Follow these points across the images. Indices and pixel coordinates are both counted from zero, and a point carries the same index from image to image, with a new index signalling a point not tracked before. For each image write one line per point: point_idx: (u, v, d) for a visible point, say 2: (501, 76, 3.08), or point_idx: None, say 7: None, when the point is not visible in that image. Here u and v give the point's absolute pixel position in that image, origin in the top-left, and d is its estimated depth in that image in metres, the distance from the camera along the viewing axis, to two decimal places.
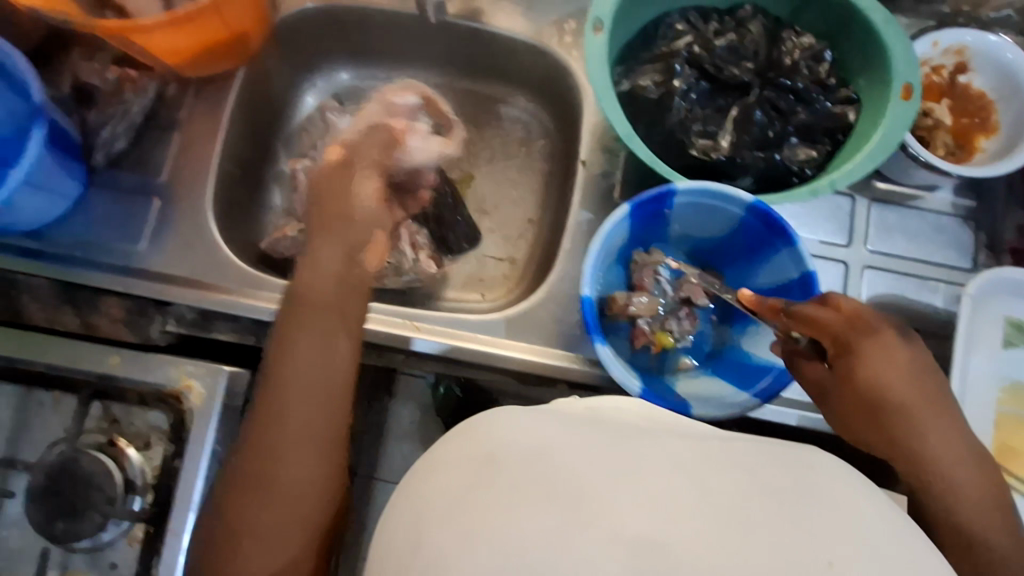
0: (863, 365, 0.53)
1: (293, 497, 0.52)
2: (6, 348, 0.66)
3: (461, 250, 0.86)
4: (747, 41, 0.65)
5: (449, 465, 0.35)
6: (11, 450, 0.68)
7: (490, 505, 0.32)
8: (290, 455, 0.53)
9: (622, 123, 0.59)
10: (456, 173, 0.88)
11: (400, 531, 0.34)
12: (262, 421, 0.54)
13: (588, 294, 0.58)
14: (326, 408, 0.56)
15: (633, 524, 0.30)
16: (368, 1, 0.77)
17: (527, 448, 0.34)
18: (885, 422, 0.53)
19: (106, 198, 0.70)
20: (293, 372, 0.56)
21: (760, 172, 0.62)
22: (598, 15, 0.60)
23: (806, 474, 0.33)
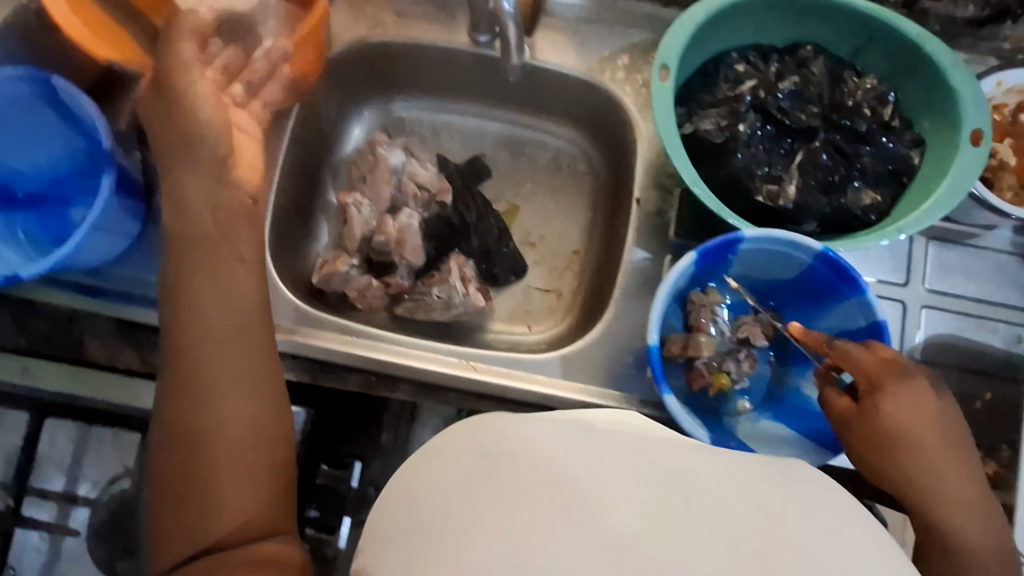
0: (887, 403, 0.54)
1: (231, 465, 0.47)
2: (68, 386, 0.69)
3: (508, 282, 0.85)
4: (811, 82, 0.64)
5: (452, 457, 0.35)
6: (74, 484, 0.72)
7: (479, 504, 0.32)
8: (218, 426, 0.48)
9: (688, 170, 0.59)
10: (501, 205, 0.87)
11: (397, 518, 0.34)
12: (178, 374, 0.49)
13: (655, 342, 0.58)
14: (242, 341, 0.51)
15: (636, 537, 0.31)
16: (419, 36, 0.76)
17: (523, 448, 0.35)
18: (896, 453, 0.54)
19: (164, 235, 0.71)
20: (195, 313, 0.51)
21: (825, 217, 0.62)
22: (664, 61, 0.59)
23: (792, 489, 0.35)
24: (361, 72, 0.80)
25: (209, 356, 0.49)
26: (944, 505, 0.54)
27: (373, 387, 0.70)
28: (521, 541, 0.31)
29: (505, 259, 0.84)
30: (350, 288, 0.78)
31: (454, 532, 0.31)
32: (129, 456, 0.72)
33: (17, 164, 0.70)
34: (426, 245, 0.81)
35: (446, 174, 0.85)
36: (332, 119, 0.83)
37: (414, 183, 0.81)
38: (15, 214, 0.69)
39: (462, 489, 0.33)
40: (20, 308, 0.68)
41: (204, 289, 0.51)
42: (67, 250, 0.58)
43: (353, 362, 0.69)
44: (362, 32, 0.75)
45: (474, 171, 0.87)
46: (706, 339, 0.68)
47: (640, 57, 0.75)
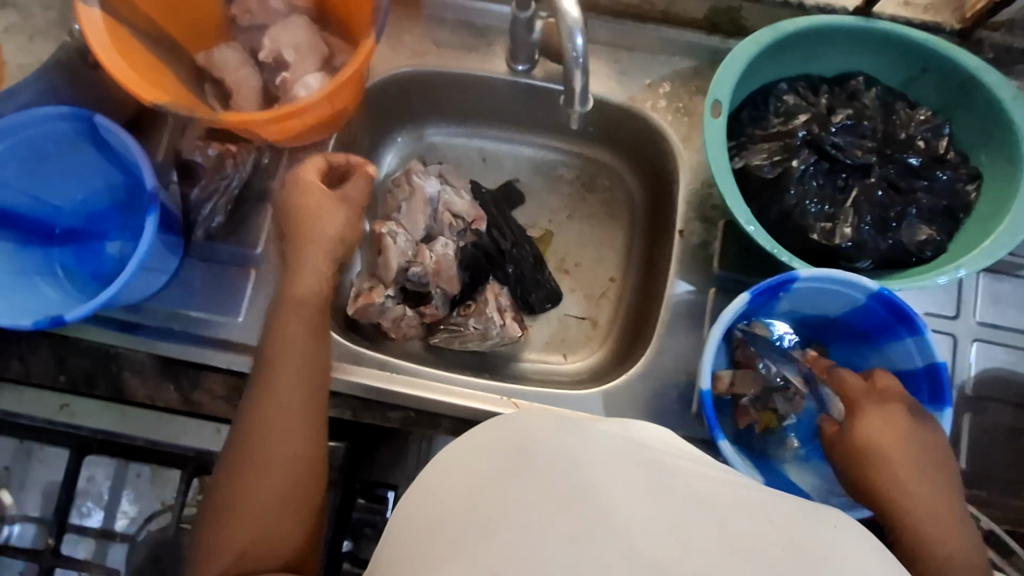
0: (867, 420, 0.56)
1: (262, 504, 0.54)
2: (110, 424, 0.69)
3: (543, 309, 0.82)
4: (864, 114, 0.63)
5: (476, 454, 0.38)
6: (113, 521, 0.72)
7: (511, 496, 0.35)
8: (260, 468, 0.55)
9: (742, 209, 0.58)
10: (535, 232, 0.85)
11: (420, 508, 0.37)
12: (253, 405, 0.56)
13: (707, 386, 0.57)
14: (309, 391, 0.57)
15: (643, 544, 0.32)
16: (457, 65, 0.75)
17: (559, 455, 0.37)
18: (869, 468, 0.55)
19: (202, 270, 0.70)
20: (280, 356, 0.57)
21: (881, 254, 0.61)
22: (716, 97, 0.59)
23: (825, 531, 0.36)
24: (397, 101, 0.80)
25: (267, 404, 0.56)
26: (910, 516, 0.54)
27: (412, 423, 0.69)
28: (528, 537, 0.33)
29: (541, 286, 0.81)
30: (387, 317, 0.75)
31: (470, 527, 0.34)
32: (167, 491, 0.71)
33: (55, 199, 0.69)
34: (461, 269, 0.79)
35: (481, 202, 0.83)
36: (367, 148, 0.82)
37: (449, 213, 0.80)
38: (53, 249, 0.68)
39: (481, 482, 0.36)
40: (60, 345, 0.67)
41: (283, 342, 0.58)
42: (113, 290, 0.58)
43: (395, 399, 0.68)
44: (399, 62, 0.75)
45: (508, 195, 0.85)
46: (753, 375, 0.67)
47: (681, 85, 0.74)
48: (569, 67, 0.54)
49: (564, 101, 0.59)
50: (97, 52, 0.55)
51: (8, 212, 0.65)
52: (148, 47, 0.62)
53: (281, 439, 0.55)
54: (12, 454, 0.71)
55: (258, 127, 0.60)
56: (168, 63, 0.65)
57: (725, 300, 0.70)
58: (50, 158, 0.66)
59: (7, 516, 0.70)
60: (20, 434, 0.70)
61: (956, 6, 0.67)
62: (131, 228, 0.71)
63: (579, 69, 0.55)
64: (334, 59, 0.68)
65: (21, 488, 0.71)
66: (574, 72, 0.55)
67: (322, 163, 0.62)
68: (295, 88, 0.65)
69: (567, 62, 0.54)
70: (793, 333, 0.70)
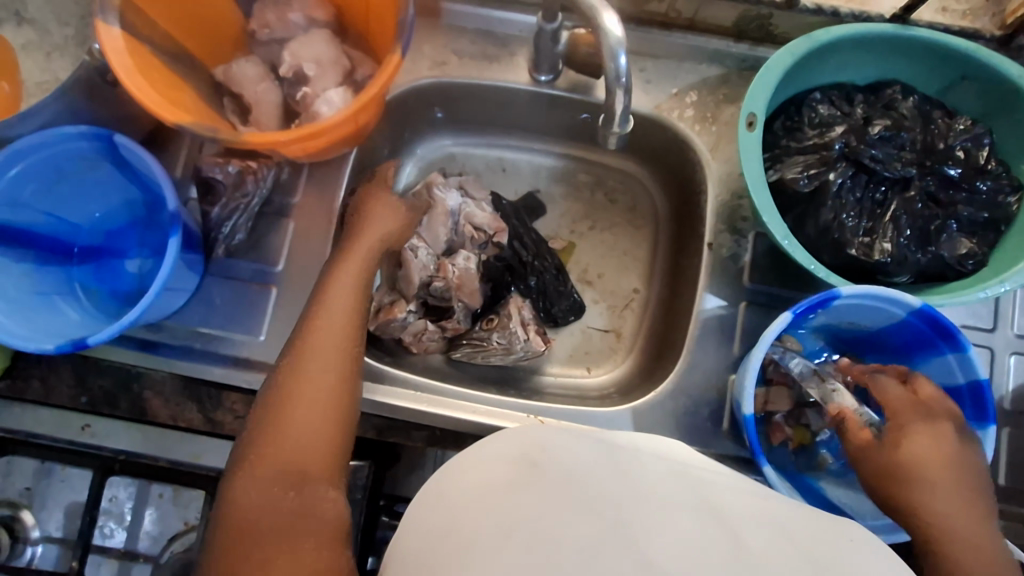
0: (906, 440, 0.53)
1: (300, 448, 0.52)
2: (131, 444, 0.68)
3: (567, 322, 0.80)
4: (903, 124, 0.61)
5: (495, 461, 0.41)
6: (137, 540, 0.71)
7: (523, 501, 0.38)
8: (300, 414, 0.53)
9: (779, 224, 0.56)
10: (557, 243, 0.83)
11: (437, 510, 0.40)
12: (297, 335, 0.58)
13: (750, 412, 0.60)
14: (347, 324, 0.59)
15: (656, 554, 0.35)
16: (478, 75, 0.74)
17: (568, 462, 0.41)
18: (904, 486, 0.51)
19: (223, 287, 0.69)
20: (325, 293, 0.60)
21: (919, 268, 0.59)
22: (750, 110, 0.58)
23: (828, 539, 0.39)
24: (416, 111, 0.78)
25: (312, 357, 0.56)
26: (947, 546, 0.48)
27: (438, 441, 0.68)
28: (546, 540, 0.36)
29: (564, 298, 0.79)
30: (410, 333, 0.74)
31: (489, 533, 0.36)
32: (190, 511, 0.72)
33: (73, 216, 0.68)
34: (482, 283, 0.78)
35: (501, 213, 0.81)
36: (387, 160, 0.81)
37: (470, 225, 0.78)
38: (72, 267, 0.67)
39: (500, 488, 0.39)
40: (80, 366, 0.66)
41: (330, 307, 0.59)
42: (137, 313, 0.57)
43: (422, 419, 0.67)
44: (419, 72, 0.73)
45: (530, 206, 0.84)
46: (788, 392, 0.65)
47: (708, 94, 0.72)
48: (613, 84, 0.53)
49: (604, 122, 0.58)
50: (119, 73, 0.54)
51: (27, 232, 0.63)
52: (168, 64, 0.61)
53: (324, 389, 0.55)
54: (34, 474, 0.70)
55: (281, 146, 0.59)
56: (186, 79, 0.63)
57: (755, 314, 0.68)
58: (69, 177, 0.65)
59: (30, 537, 0.70)
60: (40, 455, 0.69)
61: (996, 11, 0.66)
62: (150, 245, 0.70)
63: (621, 88, 0.54)
64: (355, 72, 0.67)
65: (44, 508, 0.70)
66: (615, 91, 0.54)
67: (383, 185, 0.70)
68: (317, 103, 0.63)
69: (609, 81, 0.54)
70: (827, 347, 0.68)
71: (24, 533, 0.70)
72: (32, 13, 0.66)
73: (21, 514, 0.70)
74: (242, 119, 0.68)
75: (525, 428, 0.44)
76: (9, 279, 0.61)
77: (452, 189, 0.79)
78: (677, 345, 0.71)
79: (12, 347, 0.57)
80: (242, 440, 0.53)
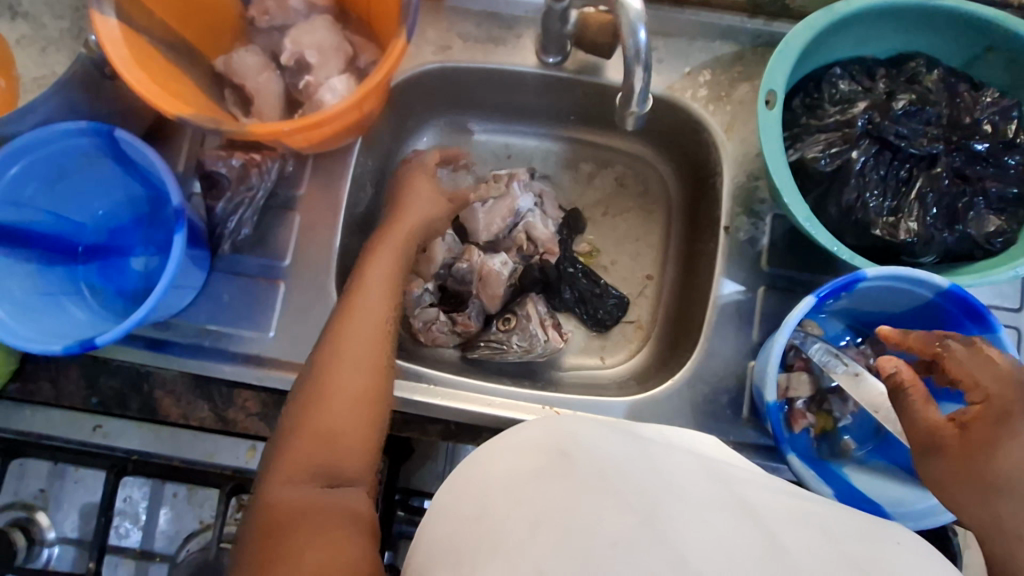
0: (1004, 445, 0.44)
1: (335, 444, 0.52)
2: (143, 444, 0.68)
3: (613, 321, 0.78)
4: (928, 98, 0.59)
5: (522, 454, 0.40)
6: (151, 540, 0.71)
7: (549, 490, 0.37)
8: (332, 416, 0.53)
9: (800, 205, 0.55)
10: (581, 246, 0.81)
11: (461, 506, 0.39)
12: (332, 335, 0.57)
13: (773, 400, 0.58)
14: (379, 327, 0.58)
15: (691, 554, 0.33)
16: (484, 59, 0.72)
17: (599, 455, 0.39)
18: (984, 498, 0.44)
19: (230, 284, 0.68)
20: (362, 296, 0.59)
21: (946, 248, 0.58)
22: (770, 86, 0.56)
23: (875, 541, 0.37)
24: (422, 96, 0.76)
25: (342, 356, 0.56)
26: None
27: (452, 435, 0.67)
28: (586, 531, 0.34)
29: (603, 299, 0.78)
30: (422, 320, 0.73)
31: (517, 526, 0.35)
32: (205, 510, 0.71)
33: (75, 214, 0.66)
34: (506, 287, 0.75)
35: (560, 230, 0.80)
36: (393, 148, 0.79)
37: (526, 235, 0.77)
38: (76, 267, 0.66)
39: (530, 475, 0.38)
40: (89, 365, 0.66)
41: (356, 306, 0.59)
42: (144, 312, 0.56)
43: (436, 413, 0.66)
44: (423, 58, 0.71)
45: (574, 220, 0.80)
46: (809, 377, 0.63)
47: (722, 73, 0.70)
48: (629, 63, 0.52)
49: (621, 103, 0.57)
50: (116, 65, 0.53)
51: (30, 231, 0.62)
52: (166, 55, 0.59)
53: (353, 387, 0.55)
54: (47, 476, 0.70)
55: (285, 137, 0.58)
56: (186, 70, 0.62)
57: (775, 299, 0.66)
58: (70, 173, 0.63)
59: (46, 539, 0.69)
60: (55, 455, 0.67)
61: None
62: (155, 241, 0.68)
63: (640, 66, 0.52)
64: (357, 59, 0.65)
65: (59, 509, 0.70)
66: (633, 69, 0.52)
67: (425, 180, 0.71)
68: (320, 92, 0.62)
69: (627, 58, 0.52)
70: (847, 331, 0.66)
71: (39, 535, 0.69)
72: (26, 6, 0.64)
73: (36, 516, 0.69)
74: (243, 110, 0.66)
75: (550, 421, 0.44)
76: (14, 280, 0.60)
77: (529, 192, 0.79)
78: (694, 333, 0.69)
79: (21, 349, 0.56)
80: (275, 441, 0.54)
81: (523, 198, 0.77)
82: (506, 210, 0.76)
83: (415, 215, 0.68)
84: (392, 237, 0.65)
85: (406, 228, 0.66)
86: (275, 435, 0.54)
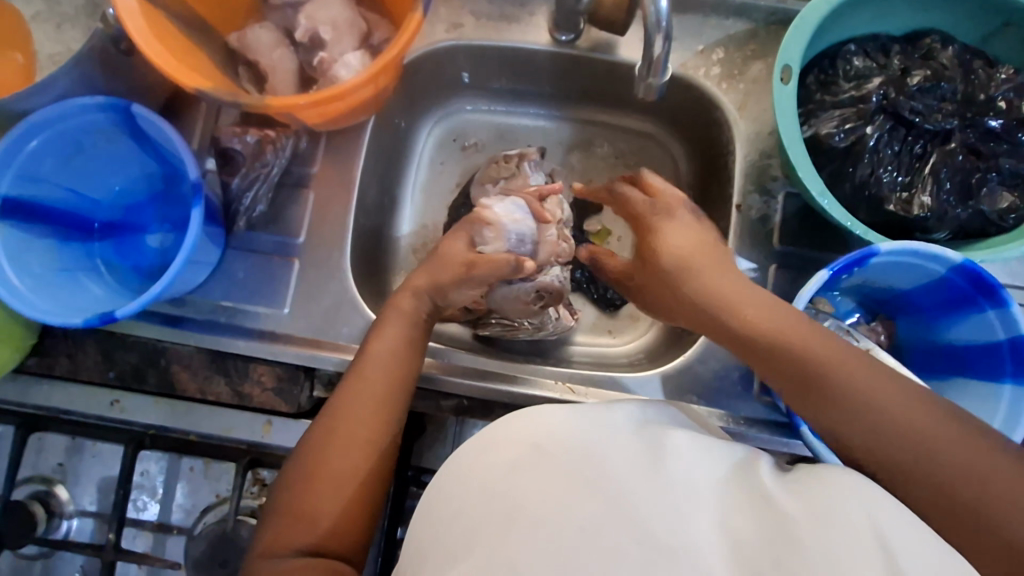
0: None
1: (326, 521, 0.50)
2: (159, 420, 0.67)
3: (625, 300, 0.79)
4: (943, 74, 0.58)
5: (498, 451, 0.39)
6: (165, 512, 0.69)
7: (523, 484, 0.36)
8: (324, 493, 0.51)
9: (815, 179, 0.55)
10: (593, 227, 0.81)
11: (440, 508, 0.38)
12: (332, 405, 0.55)
13: None
14: (381, 393, 0.56)
15: (654, 526, 0.33)
16: (496, 36, 0.72)
17: (572, 444, 0.38)
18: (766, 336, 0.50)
19: (244, 260, 0.68)
20: (369, 361, 0.57)
21: (959, 224, 0.58)
22: (785, 62, 0.56)
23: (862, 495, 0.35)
24: (436, 74, 0.77)
25: (338, 426, 0.54)
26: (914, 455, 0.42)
27: (465, 411, 0.68)
28: (557, 521, 0.34)
29: None
30: None
31: (492, 520, 0.35)
32: (222, 484, 0.70)
33: (91, 192, 0.67)
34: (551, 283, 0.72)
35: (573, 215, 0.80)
36: (406, 127, 0.80)
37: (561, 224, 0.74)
38: (93, 244, 0.66)
39: (503, 470, 0.37)
40: (105, 342, 0.67)
41: (356, 384, 0.56)
42: (162, 286, 0.57)
43: (451, 388, 0.67)
44: (436, 36, 0.71)
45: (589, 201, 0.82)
46: None
47: (735, 50, 0.70)
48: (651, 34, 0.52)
49: (641, 74, 0.57)
50: (134, 37, 0.53)
51: (46, 207, 0.63)
52: (183, 30, 0.59)
53: (348, 461, 0.52)
54: (66, 451, 0.69)
55: (299, 111, 0.58)
56: (201, 45, 0.62)
57: (786, 276, 0.66)
58: (86, 150, 0.64)
59: (65, 512, 0.69)
60: (72, 430, 0.68)
61: None
62: (171, 219, 0.69)
63: (662, 35, 0.52)
64: (371, 35, 0.65)
65: (77, 483, 0.69)
66: (655, 38, 0.52)
67: (460, 243, 0.64)
68: (335, 68, 0.62)
69: (649, 26, 0.52)
70: (858, 308, 0.67)
71: (59, 508, 0.68)
72: None
73: (56, 490, 0.68)
74: (257, 87, 0.67)
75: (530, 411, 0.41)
76: (32, 255, 0.61)
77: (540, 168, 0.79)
78: None
79: (40, 323, 0.57)
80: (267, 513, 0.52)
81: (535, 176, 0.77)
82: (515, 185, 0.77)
83: (447, 266, 0.62)
84: (409, 308, 0.61)
85: (444, 277, 0.61)
86: (263, 512, 0.52)
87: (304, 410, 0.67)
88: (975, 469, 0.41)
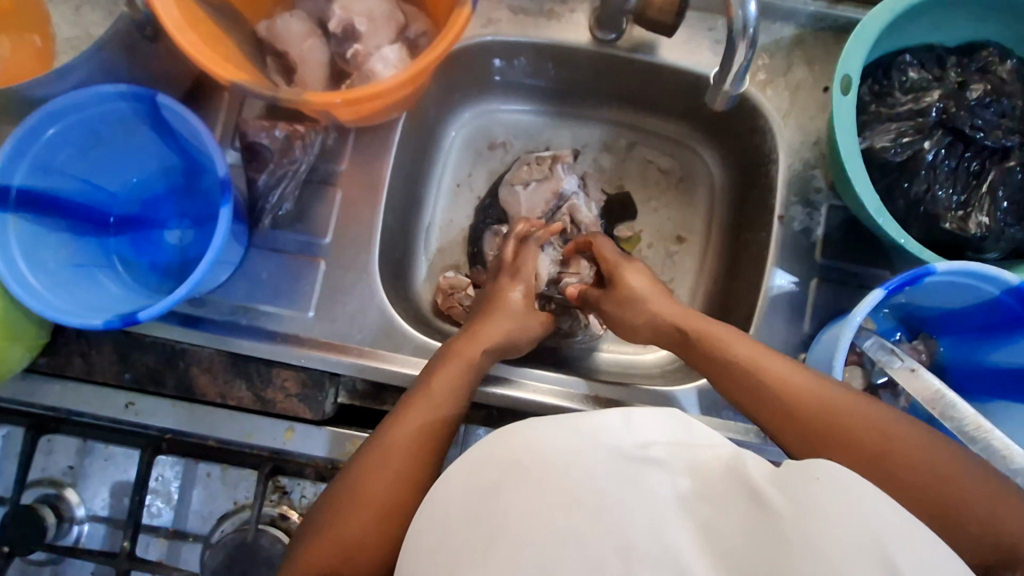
0: None
1: (349, 547, 0.45)
2: (173, 424, 0.64)
3: None
4: (1003, 89, 0.57)
5: (476, 471, 0.36)
6: (179, 520, 0.66)
7: (506, 505, 0.32)
8: (353, 516, 0.47)
9: (871, 194, 0.53)
10: (624, 233, 0.79)
11: (423, 537, 0.35)
12: (379, 429, 0.53)
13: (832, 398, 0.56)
14: (429, 425, 0.53)
15: (637, 539, 0.30)
16: (535, 34, 0.69)
17: (554, 455, 0.34)
18: (713, 354, 0.54)
19: (267, 261, 0.66)
20: (429, 393, 0.55)
21: (1013, 244, 0.56)
22: (845, 72, 0.54)
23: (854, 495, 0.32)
24: (469, 71, 0.74)
25: (380, 449, 0.50)
26: (959, 483, 0.40)
27: (495, 421, 0.66)
28: (541, 541, 0.31)
29: None
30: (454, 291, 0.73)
31: (471, 545, 0.32)
32: (240, 491, 0.66)
33: (108, 183, 0.64)
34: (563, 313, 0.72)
35: (603, 221, 0.78)
36: (434, 124, 0.77)
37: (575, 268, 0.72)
38: (109, 239, 0.63)
39: (481, 495, 0.34)
40: (122, 341, 0.64)
41: (408, 413, 0.53)
42: (190, 287, 0.54)
43: (482, 398, 0.65)
44: (473, 31, 0.68)
45: (620, 204, 0.79)
46: (861, 372, 0.62)
47: (782, 57, 0.68)
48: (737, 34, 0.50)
49: (717, 79, 0.55)
50: (169, 27, 0.49)
51: (61, 198, 0.59)
52: (214, 18, 0.56)
53: (388, 492, 0.48)
54: (76, 453, 0.66)
55: (334, 108, 0.55)
56: (231, 33, 0.59)
57: (828, 291, 0.65)
58: (104, 140, 0.61)
59: (75, 516, 0.65)
60: (84, 433, 0.65)
61: None
62: (190, 214, 0.66)
63: (745, 40, 0.50)
64: (408, 28, 0.62)
65: (88, 486, 0.66)
66: (739, 43, 0.50)
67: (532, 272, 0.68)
68: (371, 63, 0.60)
69: (734, 31, 0.50)
70: (898, 327, 0.65)
71: (69, 512, 0.65)
72: None
73: (65, 493, 0.65)
74: (285, 79, 0.63)
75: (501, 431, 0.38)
76: (46, 250, 0.57)
77: (571, 171, 0.78)
78: (741, 321, 0.68)
79: (56, 322, 0.54)
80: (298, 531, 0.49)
81: (568, 183, 0.76)
82: (545, 185, 0.76)
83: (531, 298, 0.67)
84: (470, 348, 0.59)
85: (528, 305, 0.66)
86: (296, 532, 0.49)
87: (328, 417, 0.65)
88: (996, 494, 0.39)
